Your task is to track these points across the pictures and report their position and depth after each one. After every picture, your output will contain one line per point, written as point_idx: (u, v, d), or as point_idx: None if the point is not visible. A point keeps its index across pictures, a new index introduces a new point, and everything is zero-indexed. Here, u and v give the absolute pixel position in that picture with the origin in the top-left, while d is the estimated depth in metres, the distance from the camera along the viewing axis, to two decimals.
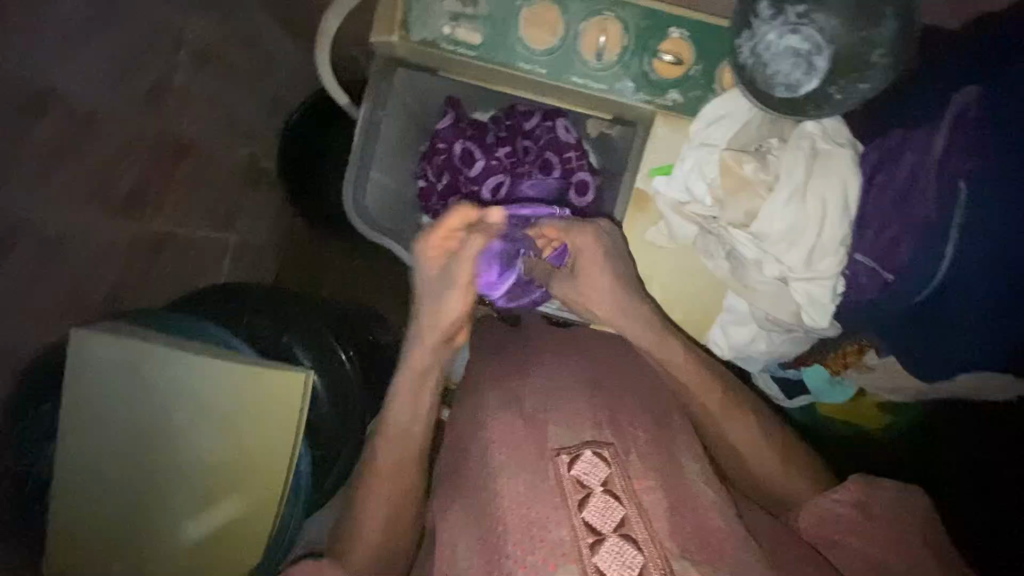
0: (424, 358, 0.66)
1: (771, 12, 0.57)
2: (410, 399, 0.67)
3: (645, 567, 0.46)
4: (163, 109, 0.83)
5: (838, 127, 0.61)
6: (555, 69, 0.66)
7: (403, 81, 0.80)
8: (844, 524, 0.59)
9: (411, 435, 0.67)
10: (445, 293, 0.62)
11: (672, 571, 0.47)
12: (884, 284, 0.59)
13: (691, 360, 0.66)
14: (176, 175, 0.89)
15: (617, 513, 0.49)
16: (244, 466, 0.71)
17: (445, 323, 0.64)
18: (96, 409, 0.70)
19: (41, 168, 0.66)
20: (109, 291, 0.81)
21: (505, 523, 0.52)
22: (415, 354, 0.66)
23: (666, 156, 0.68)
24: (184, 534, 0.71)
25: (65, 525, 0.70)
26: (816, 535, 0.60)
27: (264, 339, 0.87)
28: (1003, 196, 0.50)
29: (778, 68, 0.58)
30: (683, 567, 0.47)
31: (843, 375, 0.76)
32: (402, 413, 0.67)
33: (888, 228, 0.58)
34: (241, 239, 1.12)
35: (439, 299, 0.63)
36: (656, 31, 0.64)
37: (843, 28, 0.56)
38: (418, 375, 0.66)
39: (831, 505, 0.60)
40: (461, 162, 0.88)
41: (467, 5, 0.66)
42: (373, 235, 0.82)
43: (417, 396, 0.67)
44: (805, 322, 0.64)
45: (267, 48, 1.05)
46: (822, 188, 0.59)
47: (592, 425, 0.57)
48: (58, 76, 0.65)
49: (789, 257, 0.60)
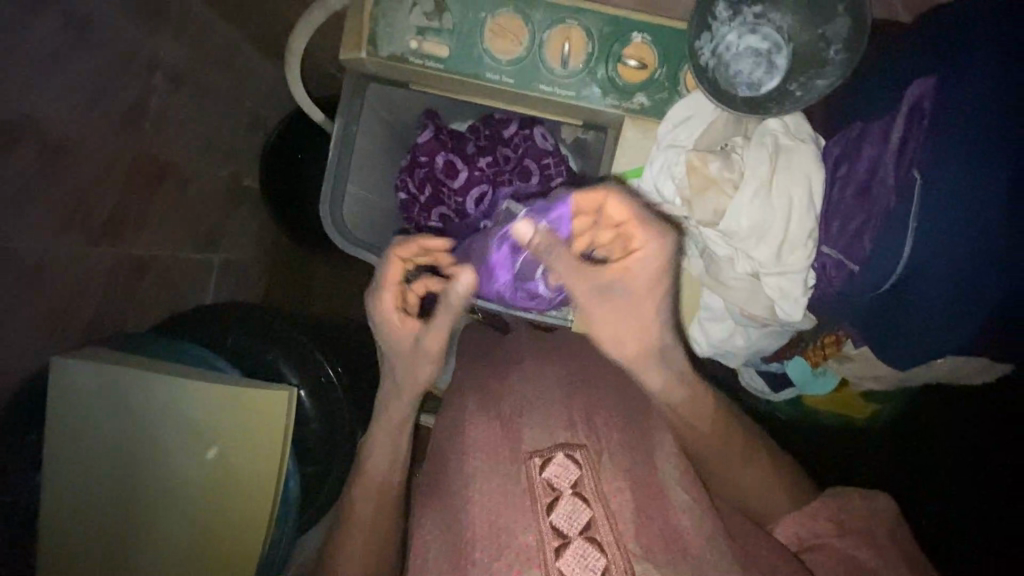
0: (401, 408, 0.67)
1: (728, 14, 0.60)
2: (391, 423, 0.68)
3: (608, 570, 0.48)
4: (139, 134, 0.83)
5: (799, 123, 0.62)
6: (521, 78, 0.67)
7: (376, 95, 0.80)
8: (818, 534, 0.59)
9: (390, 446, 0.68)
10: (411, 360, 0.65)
11: (634, 572, 0.48)
12: (851, 275, 0.60)
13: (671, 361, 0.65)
14: (155, 198, 0.90)
15: (583, 515, 0.50)
16: (232, 485, 0.71)
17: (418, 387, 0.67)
18: (81, 434, 0.70)
19: (17, 199, 0.66)
20: (91, 317, 0.81)
21: (474, 530, 0.54)
22: (391, 406, 0.67)
23: (635, 159, 0.69)
24: (172, 558, 0.71)
25: (51, 555, 0.70)
26: (796, 544, 0.60)
27: (250, 356, 0.87)
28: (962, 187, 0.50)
29: (739, 68, 0.60)
30: (643, 568, 0.48)
31: (824, 365, 0.77)
32: (381, 453, 0.67)
33: (853, 220, 0.60)
34: (226, 258, 1.13)
35: (407, 368, 0.65)
36: (619, 37, 0.65)
37: (798, 28, 0.59)
38: (395, 419, 0.67)
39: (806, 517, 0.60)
40: (444, 175, 0.90)
41: (433, 18, 0.67)
42: (352, 248, 0.80)
43: (392, 427, 0.68)
44: (780, 316, 0.65)
45: (243, 69, 1.05)
46: (786, 183, 0.60)
47: (567, 426, 0.58)
48: (31, 107, 0.66)
49: (759, 253, 0.61)
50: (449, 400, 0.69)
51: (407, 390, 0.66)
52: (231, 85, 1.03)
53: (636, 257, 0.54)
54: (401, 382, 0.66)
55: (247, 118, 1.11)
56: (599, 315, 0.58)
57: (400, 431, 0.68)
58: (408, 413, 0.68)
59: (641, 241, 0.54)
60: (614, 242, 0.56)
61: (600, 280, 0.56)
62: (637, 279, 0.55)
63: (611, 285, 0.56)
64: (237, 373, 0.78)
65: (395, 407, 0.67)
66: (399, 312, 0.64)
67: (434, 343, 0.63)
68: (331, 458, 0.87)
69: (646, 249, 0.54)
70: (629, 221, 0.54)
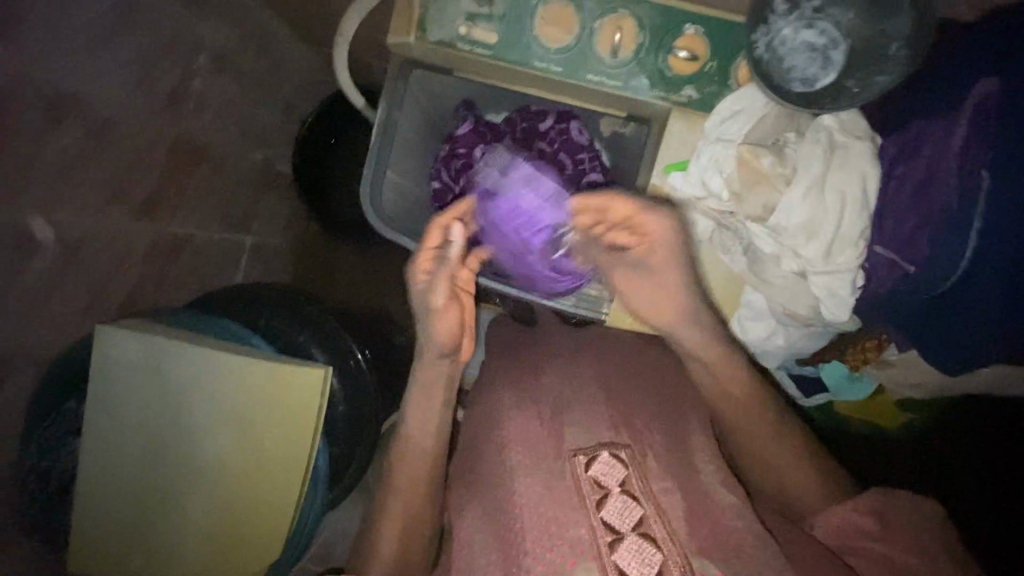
0: (431, 371, 0.66)
1: (785, 7, 0.58)
2: (422, 411, 0.67)
3: (665, 565, 0.46)
4: (181, 113, 0.84)
5: (855, 120, 0.62)
6: (568, 67, 0.67)
7: (419, 82, 0.81)
8: (859, 526, 0.57)
9: (429, 428, 0.67)
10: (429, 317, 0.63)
11: (693, 569, 0.46)
12: (906, 275, 0.59)
13: (709, 362, 0.66)
14: (193, 176, 0.91)
15: (635, 513, 0.49)
16: (264, 462, 0.72)
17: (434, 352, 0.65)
18: (119, 405, 0.71)
19: (64, 170, 0.67)
20: (131, 290, 0.82)
21: (524, 524, 0.51)
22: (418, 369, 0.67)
23: (681, 153, 0.69)
24: (204, 531, 0.72)
25: (86, 521, 0.71)
26: (834, 538, 0.58)
27: (283, 337, 0.87)
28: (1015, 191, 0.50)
29: (794, 63, 0.58)
30: (702, 565, 0.47)
31: (863, 371, 0.76)
32: (419, 427, 0.67)
33: (908, 220, 0.59)
34: (256, 241, 1.14)
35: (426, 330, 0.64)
36: (670, 28, 0.64)
37: (859, 21, 0.57)
38: (432, 387, 0.67)
39: (850, 515, 0.58)
40: (479, 168, 0.87)
41: (483, 4, 0.67)
42: (390, 234, 0.81)
43: (429, 410, 0.67)
44: (824, 315, 0.66)
45: (280, 53, 1.06)
46: (841, 181, 0.60)
47: (609, 426, 0.58)
48: (81, 79, 0.67)
49: (808, 251, 0.62)
50: (482, 391, 0.69)
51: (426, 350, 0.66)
52: (268, 69, 1.04)
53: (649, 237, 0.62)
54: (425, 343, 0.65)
55: (282, 102, 1.12)
56: (644, 290, 0.66)
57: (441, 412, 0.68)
58: (444, 376, 0.67)
59: (650, 226, 0.61)
60: (628, 232, 0.63)
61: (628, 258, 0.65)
62: (655, 253, 0.63)
63: (642, 261, 0.64)
64: (271, 351, 0.78)
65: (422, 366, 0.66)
66: (421, 274, 0.63)
67: (440, 297, 0.62)
68: (357, 442, 0.88)
69: (657, 231, 0.62)
70: (635, 213, 0.61)
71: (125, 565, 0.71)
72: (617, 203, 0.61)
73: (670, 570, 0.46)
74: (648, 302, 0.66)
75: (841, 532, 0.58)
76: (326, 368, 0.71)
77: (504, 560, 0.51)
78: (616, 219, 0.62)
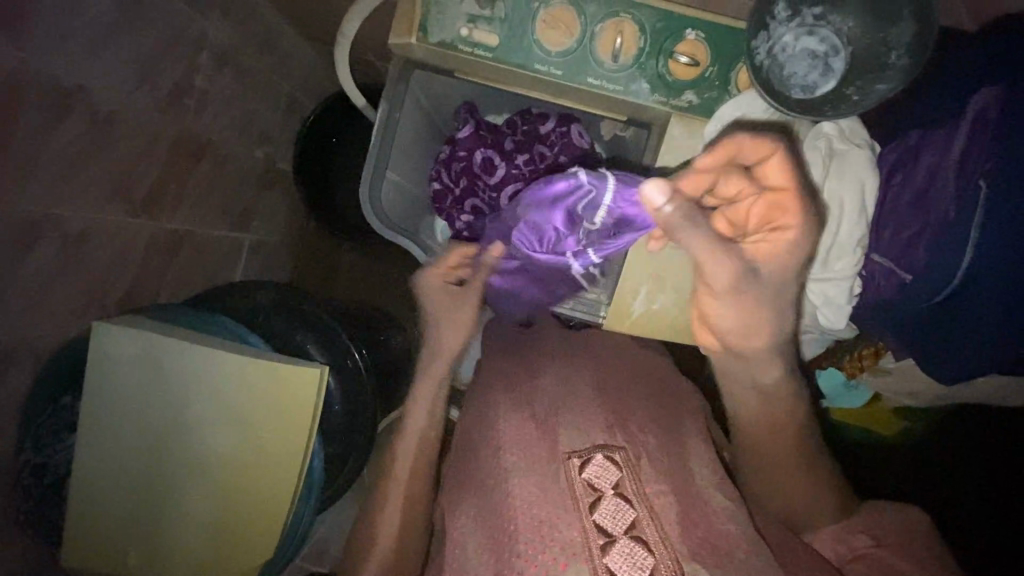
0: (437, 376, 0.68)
1: (787, 13, 0.57)
2: (426, 403, 0.70)
3: (657, 569, 0.46)
4: (183, 110, 0.84)
5: (853, 128, 0.62)
6: (570, 70, 0.67)
7: (420, 83, 0.80)
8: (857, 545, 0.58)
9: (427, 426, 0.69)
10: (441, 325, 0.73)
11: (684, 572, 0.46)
12: (902, 284, 0.60)
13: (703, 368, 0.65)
14: (194, 173, 0.91)
15: (628, 515, 0.49)
16: (260, 459, 0.72)
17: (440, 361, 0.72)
18: (115, 401, 0.71)
19: (64, 167, 0.67)
20: (130, 286, 0.82)
21: (516, 526, 0.51)
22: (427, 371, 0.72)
23: (680, 158, 0.70)
24: (200, 528, 0.72)
25: (80, 518, 0.71)
26: (838, 557, 0.59)
27: (280, 335, 0.87)
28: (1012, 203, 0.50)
29: (794, 69, 0.58)
30: (694, 570, 0.46)
31: (858, 378, 0.76)
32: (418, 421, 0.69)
33: (906, 229, 0.60)
34: (257, 238, 1.14)
35: (436, 340, 0.73)
36: (671, 33, 0.64)
37: (859, 30, 0.57)
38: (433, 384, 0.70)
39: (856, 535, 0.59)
40: (481, 170, 0.89)
41: (485, 6, 0.66)
42: (390, 234, 0.83)
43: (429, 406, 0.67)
44: (820, 322, 0.67)
45: (282, 51, 1.06)
46: (840, 189, 0.61)
47: (604, 428, 0.57)
48: (83, 76, 0.67)
49: (805, 257, 0.63)
50: (478, 392, 0.69)
51: (435, 370, 0.71)
52: (271, 67, 1.04)
53: (780, 232, 0.55)
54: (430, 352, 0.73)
55: (283, 100, 1.11)
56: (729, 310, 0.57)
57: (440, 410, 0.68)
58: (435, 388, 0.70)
59: (791, 219, 0.55)
60: (757, 216, 0.57)
61: (740, 263, 0.54)
62: (773, 261, 0.55)
63: (752, 267, 0.55)
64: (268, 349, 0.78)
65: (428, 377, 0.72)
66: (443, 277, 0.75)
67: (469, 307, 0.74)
68: (353, 441, 0.88)
69: (790, 232, 0.55)
70: (781, 194, 0.56)
71: (119, 562, 0.71)
72: (733, 179, 0.58)
73: (661, 574, 0.46)
74: (736, 323, 0.57)
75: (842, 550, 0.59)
76: (323, 368, 0.71)
77: (495, 561, 0.51)
78: (744, 202, 0.57)
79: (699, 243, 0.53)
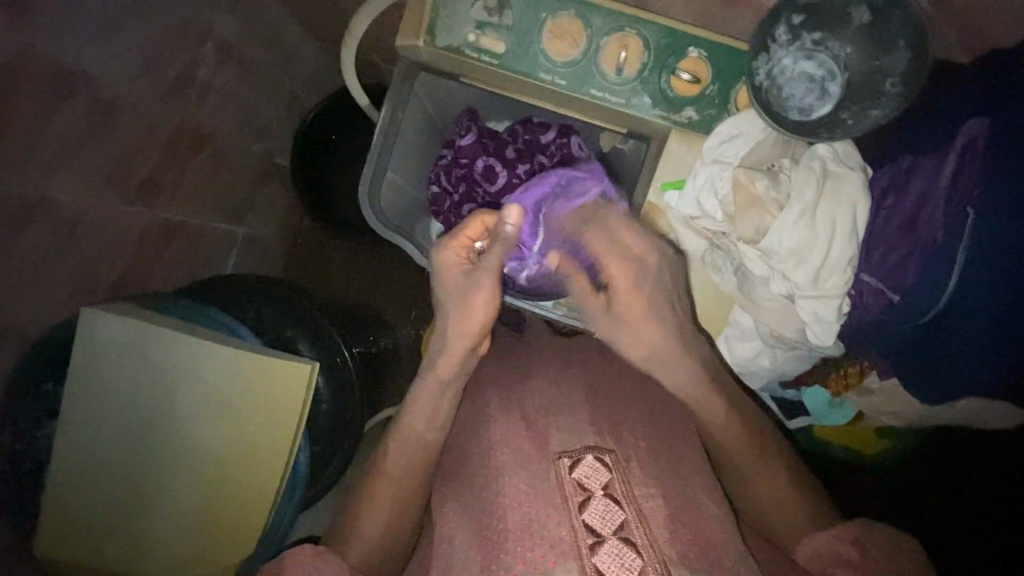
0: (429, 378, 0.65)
1: (787, 36, 0.59)
2: (429, 399, 0.65)
3: (645, 571, 0.47)
4: (184, 101, 0.85)
5: (847, 150, 0.64)
6: (574, 80, 0.68)
7: (425, 87, 0.82)
8: (845, 555, 0.58)
9: (426, 409, 0.65)
10: (473, 291, 0.62)
11: None
12: (889, 304, 0.61)
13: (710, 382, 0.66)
14: (191, 163, 0.90)
15: (617, 516, 0.50)
16: (243, 453, 0.71)
17: (467, 328, 0.63)
18: (99, 389, 0.70)
19: (63, 153, 0.67)
20: (120, 274, 0.81)
21: (506, 523, 0.52)
22: (441, 361, 0.65)
23: (677, 171, 0.70)
24: (177, 521, 0.71)
25: (57, 508, 0.69)
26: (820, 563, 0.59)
27: (271, 330, 0.86)
28: (988, 236, 0.53)
29: (792, 91, 0.60)
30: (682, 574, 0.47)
31: (844, 397, 0.78)
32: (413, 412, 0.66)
33: (894, 250, 0.61)
34: (250, 233, 1.13)
35: (463, 307, 0.63)
36: (676, 50, 0.65)
37: (856, 56, 0.58)
38: (444, 385, 0.65)
39: (834, 542, 0.59)
40: (482, 178, 0.89)
41: (494, 13, 0.67)
42: (386, 230, 0.83)
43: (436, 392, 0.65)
44: (810, 339, 0.68)
45: (286, 48, 1.06)
46: (832, 209, 0.63)
47: (594, 431, 0.57)
48: (86, 62, 0.67)
49: (797, 275, 0.64)
50: (467, 393, 0.69)
51: (462, 334, 0.64)
52: (275, 63, 1.04)
53: (489, 261, 0.61)
54: (457, 324, 0.63)
55: (286, 96, 1.12)
56: (471, 306, 0.62)
57: (443, 403, 0.65)
58: (460, 364, 0.65)
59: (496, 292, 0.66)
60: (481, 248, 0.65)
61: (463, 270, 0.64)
62: (488, 280, 0.61)
63: (474, 278, 0.62)
64: (257, 343, 0.77)
65: (444, 361, 0.64)
66: (458, 257, 0.64)
67: (490, 276, 0.61)
68: (340, 438, 0.88)
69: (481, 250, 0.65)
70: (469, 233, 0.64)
71: (92, 553, 0.70)
72: (474, 227, 0.64)
73: None
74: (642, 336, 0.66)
75: (824, 561, 0.59)
76: (313, 364, 0.70)
77: (483, 557, 0.51)
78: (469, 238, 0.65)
79: (453, 281, 0.64)
